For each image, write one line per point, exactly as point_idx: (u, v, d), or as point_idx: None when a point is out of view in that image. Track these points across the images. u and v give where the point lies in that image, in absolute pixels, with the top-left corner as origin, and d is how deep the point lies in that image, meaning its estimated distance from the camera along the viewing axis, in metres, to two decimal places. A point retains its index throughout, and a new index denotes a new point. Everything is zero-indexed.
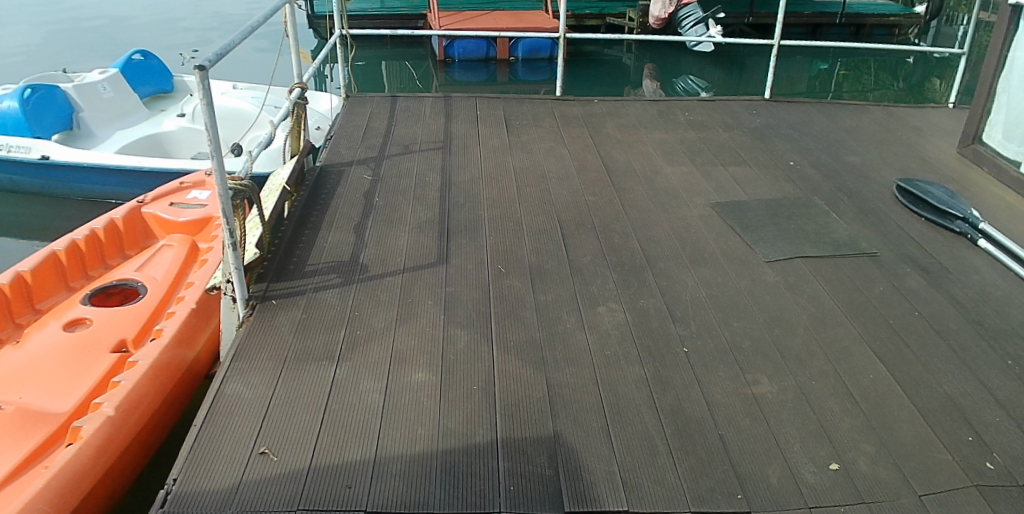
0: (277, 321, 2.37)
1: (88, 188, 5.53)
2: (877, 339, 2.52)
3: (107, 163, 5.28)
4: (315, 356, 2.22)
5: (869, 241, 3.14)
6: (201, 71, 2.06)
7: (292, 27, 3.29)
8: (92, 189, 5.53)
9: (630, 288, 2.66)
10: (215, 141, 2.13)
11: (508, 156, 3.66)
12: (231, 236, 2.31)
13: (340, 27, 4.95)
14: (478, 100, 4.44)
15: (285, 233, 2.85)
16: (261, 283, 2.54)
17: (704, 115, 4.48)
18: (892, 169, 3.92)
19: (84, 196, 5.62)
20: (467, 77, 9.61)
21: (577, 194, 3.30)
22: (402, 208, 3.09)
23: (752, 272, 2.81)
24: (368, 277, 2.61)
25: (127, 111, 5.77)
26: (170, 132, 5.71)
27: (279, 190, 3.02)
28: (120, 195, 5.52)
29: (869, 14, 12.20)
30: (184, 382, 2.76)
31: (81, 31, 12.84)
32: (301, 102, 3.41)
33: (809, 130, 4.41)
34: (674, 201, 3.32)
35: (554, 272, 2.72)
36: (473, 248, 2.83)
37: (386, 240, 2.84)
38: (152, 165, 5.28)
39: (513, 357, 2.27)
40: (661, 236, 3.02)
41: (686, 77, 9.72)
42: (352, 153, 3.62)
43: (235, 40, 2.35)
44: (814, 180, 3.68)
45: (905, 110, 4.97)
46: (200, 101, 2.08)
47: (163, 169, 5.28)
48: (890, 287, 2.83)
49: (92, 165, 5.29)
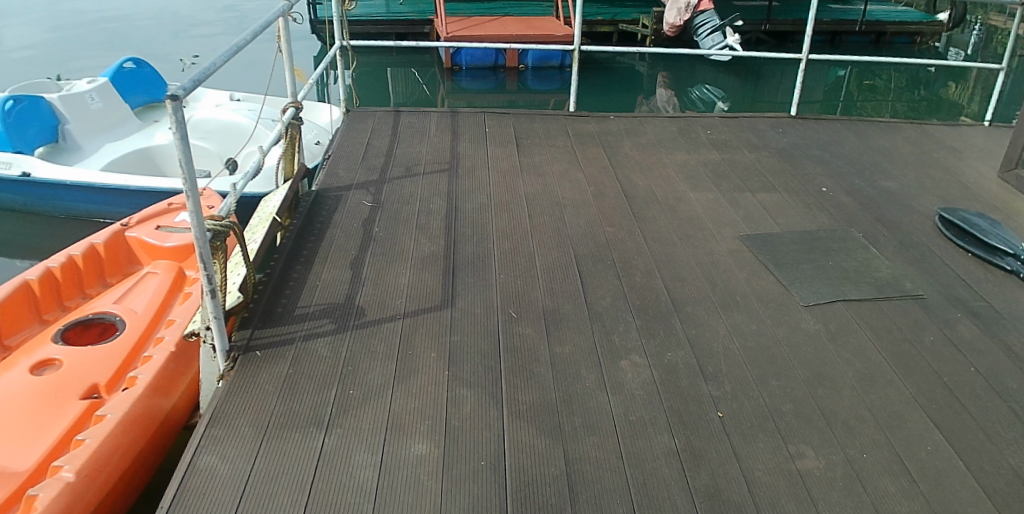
0: (261, 378, 2.12)
1: (74, 206, 5.28)
2: (932, 401, 2.24)
3: (93, 180, 5.03)
4: (302, 423, 1.97)
5: (913, 281, 2.87)
6: (174, 101, 1.80)
7: (286, 42, 3.00)
8: (77, 207, 5.27)
9: (655, 337, 2.39)
10: (190, 179, 1.88)
11: (519, 180, 3.39)
12: (210, 283, 2.05)
13: (341, 37, 4.68)
14: (487, 116, 4.18)
15: (275, 270, 2.59)
16: (245, 330, 2.29)
17: (728, 134, 4.21)
18: (931, 196, 3.64)
19: (69, 215, 5.38)
20: (475, 85, 9.37)
21: (594, 225, 3.04)
22: (404, 240, 2.83)
23: (790, 318, 2.54)
24: (365, 322, 2.35)
25: (118, 124, 5.54)
26: (163, 145, 5.44)
27: (270, 221, 2.76)
28: (107, 213, 5.27)
29: (892, 21, 11.92)
30: (160, 436, 2.51)
31: (81, 30, 12.61)
32: (295, 122, 3.12)
33: (840, 150, 4.14)
34: (700, 233, 3.05)
35: (571, 318, 2.45)
36: (481, 289, 2.56)
37: (386, 279, 2.58)
38: (141, 184, 5.03)
39: (527, 424, 2.00)
40: (687, 275, 2.75)
41: (702, 87, 9.45)
42: (351, 175, 3.36)
43: (216, 62, 2.09)
44: (849, 209, 3.40)
45: (939, 127, 4.69)
46: (174, 135, 1.83)
47: (153, 189, 5.04)
48: (942, 335, 2.55)
49: (79, 184, 5.05)
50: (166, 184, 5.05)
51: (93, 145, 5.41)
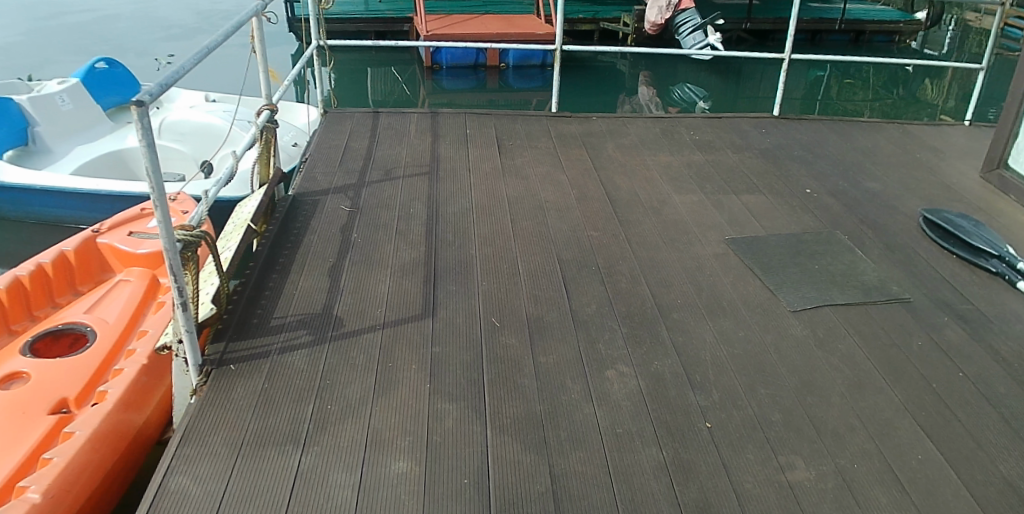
0: (235, 394, 2.04)
1: (42, 212, 5.13)
2: (922, 408, 2.21)
3: (63, 186, 4.91)
4: (278, 440, 1.90)
5: (899, 284, 2.84)
6: (140, 107, 1.72)
7: (260, 43, 2.90)
8: (46, 213, 5.13)
9: (642, 345, 2.35)
10: (159, 187, 1.81)
11: (501, 183, 3.33)
12: (181, 295, 1.97)
13: (317, 38, 4.58)
14: (468, 117, 4.11)
15: (250, 278, 2.51)
16: (218, 343, 2.21)
17: (711, 134, 4.17)
18: (915, 197, 3.63)
19: (38, 220, 5.21)
20: (456, 84, 9.29)
21: (578, 229, 2.99)
22: (383, 246, 2.76)
23: (777, 324, 2.51)
24: (343, 333, 2.28)
25: (91, 127, 5.42)
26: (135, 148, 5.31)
27: (244, 228, 2.68)
28: (77, 220, 5.13)
29: (870, 20, 11.99)
30: (132, 453, 2.42)
31: (53, 29, 12.37)
32: (271, 125, 3.03)
33: (823, 151, 4.12)
34: (685, 237, 3.01)
35: (555, 327, 2.39)
36: (462, 297, 2.50)
37: (365, 287, 2.51)
38: (114, 189, 4.91)
39: (511, 439, 1.94)
40: (672, 280, 2.70)
41: (683, 86, 9.43)
42: (328, 179, 3.28)
43: (186, 66, 2.01)
44: (834, 211, 3.38)
45: (920, 127, 4.70)
46: (140, 143, 1.75)
47: (126, 194, 4.92)
48: (930, 340, 2.52)
49: (49, 188, 4.91)
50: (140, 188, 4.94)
51: (63, 147, 5.28)
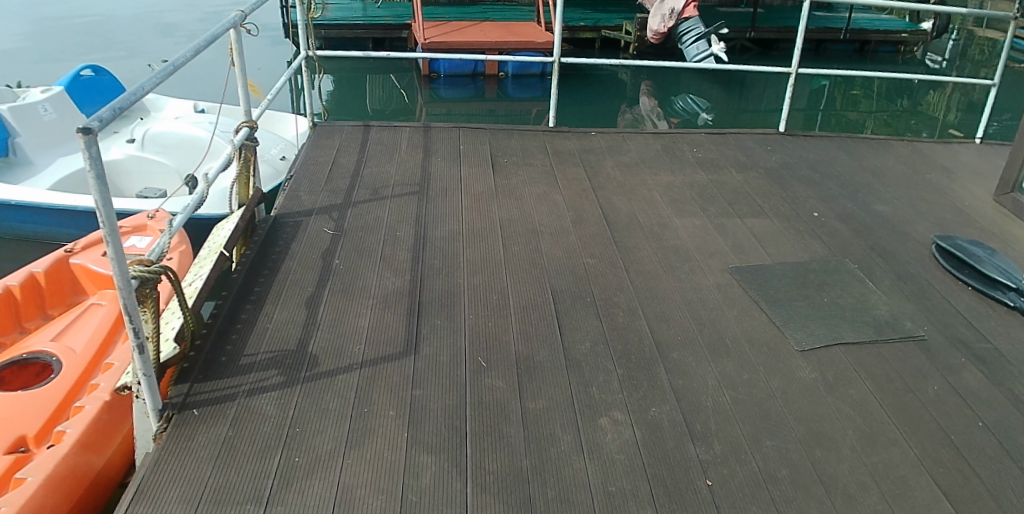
0: (196, 443, 1.89)
1: (19, 228, 4.99)
2: (939, 464, 2.05)
3: (40, 201, 4.78)
4: (240, 499, 1.75)
5: (913, 320, 2.69)
6: (86, 135, 1.55)
7: (238, 55, 2.72)
8: (22, 228, 4.99)
9: (638, 390, 2.19)
10: (110, 223, 1.64)
11: (494, 204, 3.17)
12: (137, 337, 1.81)
13: (306, 48, 4.42)
14: (461, 132, 3.95)
15: (222, 308, 2.36)
16: (183, 384, 2.06)
17: (714, 152, 4.01)
18: (927, 222, 3.46)
19: (13, 234, 5.07)
20: (454, 93, 9.12)
21: (573, 255, 2.83)
22: (366, 274, 2.60)
23: (784, 367, 2.36)
24: (317, 374, 2.12)
25: (72, 137, 5.29)
26: (117, 160, 5.07)
27: (218, 254, 2.52)
28: (53, 236, 4.99)
29: (876, 29, 11.82)
30: (89, 496, 2.40)
31: (49, 32, 12.24)
32: (251, 143, 2.85)
33: (831, 170, 3.95)
34: (686, 265, 2.85)
35: (546, 367, 2.24)
36: (448, 332, 2.34)
37: (344, 320, 2.35)
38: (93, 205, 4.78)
39: (493, 499, 1.79)
40: (673, 315, 2.55)
41: (685, 96, 9.27)
42: (313, 198, 3.12)
43: (145, 85, 1.83)
44: (843, 237, 3.22)
45: (930, 145, 4.53)
46: (88, 174, 1.58)
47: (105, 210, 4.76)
48: (946, 385, 2.37)
49: (25, 204, 4.78)
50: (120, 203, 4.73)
51: (43, 159, 5.14)
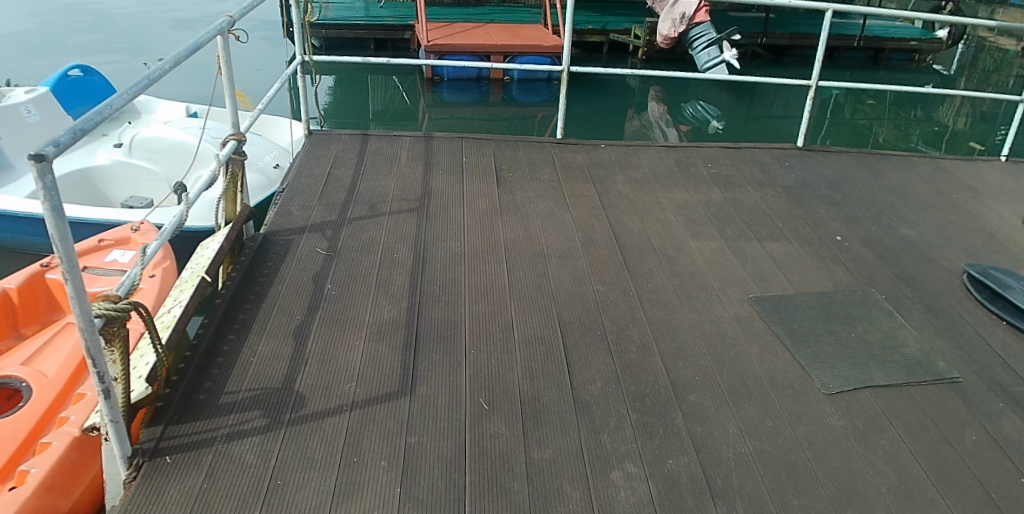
0: (167, 496, 1.71)
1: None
2: None
3: (20, 209, 4.64)
4: None
5: (946, 360, 2.50)
6: (40, 162, 1.38)
7: (226, 64, 2.53)
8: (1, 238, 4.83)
9: (653, 439, 2.02)
10: (68, 259, 1.47)
11: (499, 223, 2.99)
12: (102, 382, 1.63)
13: (299, 53, 4.20)
14: (465, 143, 3.77)
15: (203, 338, 2.17)
16: (156, 426, 1.87)
17: (729, 168, 3.82)
18: (955, 247, 3.28)
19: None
20: (458, 97, 8.95)
21: (582, 281, 2.65)
22: (361, 301, 2.41)
23: (810, 413, 2.19)
24: (303, 417, 1.94)
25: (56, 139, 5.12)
26: (102, 166, 4.90)
27: (199, 277, 2.33)
28: (34, 246, 4.87)
29: (890, 37, 11.65)
30: None
31: (45, 26, 12.01)
32: (239, 157, 2.66)
33: (852, 190, 3.76)
34: (703, 295, 2.67)
35: (554, 410, 2.06)
36: (447, 368, 2.16)
37: (335, 353, 2.17)
38: (75, 214, 4.49)
39: None
40: (689, 351, 2.37)
41: (696, 103, 9.07)
42: (305, 214, 2.94)
43: (115, 102, 1.67)
44: (868, 265, 3.03)
45: (954, 163, 4.34)
46: (41, 205, 1.41)
47: (87, 220, 4.48)
48: (984, 434, 2.19)
49: (6, 213, 4.64)
50: (104, 215, 4.51)
51: (24, 162, 5.05)
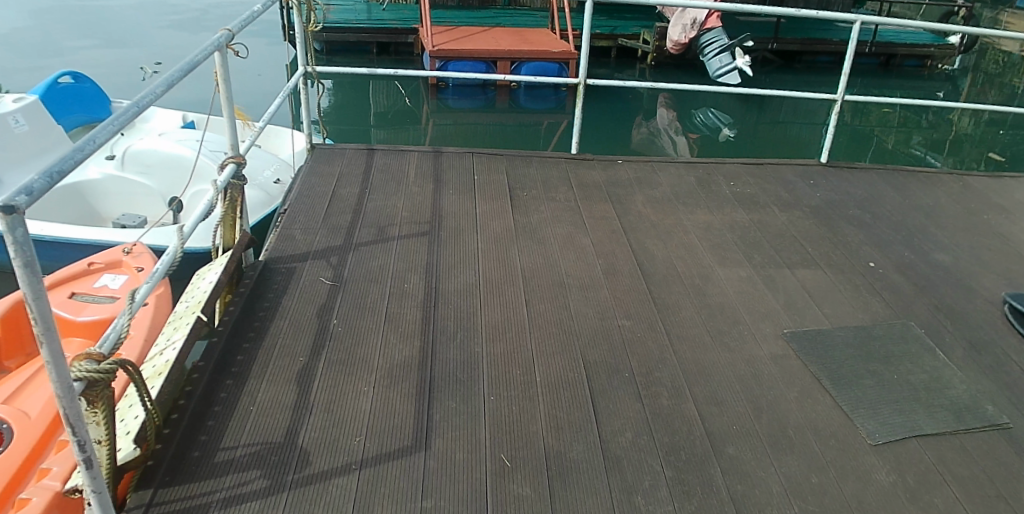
0: None
1: None
2: None
3: None
4: None
5: (996, 402, 2.31)
6: (10, 215, 1.21)
7: (224, 81, 2.35)
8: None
9: (689, 501, 1.84)
10: (43, 321, 1.30)
11: (515, 249, 2.82)
12: (83, 452, 1.45)
13: (302, 62, 4.02)
14: (476, 159, 3.59)
15: (198, 383, 1.99)
16: (145, 490, 1.70)
17: (753, 187, 3.64)
18: (993, 273, 3.10)
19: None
20: (462, 103, 8.77)
21: (607, 316, 2.47)
22: (370, 339, 2.23)
23: (856, 467, 2.01)
24: (308, 477, 1.76)
25: (44, 149, 4.93)
26: (93, 181, 4.72)
27: (195, 315, 2.15)
28: None
29: (903, 43, 11.46)
30: None
31: (44, 24, 11.82)
32: (238, 181, 2.47)
33: (882, 210, 3.58)
34: (734, 330, 2.49)
35: (581, 467, 1.88)
36: (464, 418, 1.98)
37: (343, 401, 1.99)
38: (60, 234, 4.34)
39: None
40: (724, 395, 2.19)
41: (705, 110, 8.91)
42: (309, 239, 2.76)
43: (99, 137, 1.49)
44: (904, 294, 2.86)
45: (983, 180, 4.16)
46: (12, 261, 1.24)
47: (75, 240, 4.34)
48: None
49: None
50: (90, 234, 4.36)
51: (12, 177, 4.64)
